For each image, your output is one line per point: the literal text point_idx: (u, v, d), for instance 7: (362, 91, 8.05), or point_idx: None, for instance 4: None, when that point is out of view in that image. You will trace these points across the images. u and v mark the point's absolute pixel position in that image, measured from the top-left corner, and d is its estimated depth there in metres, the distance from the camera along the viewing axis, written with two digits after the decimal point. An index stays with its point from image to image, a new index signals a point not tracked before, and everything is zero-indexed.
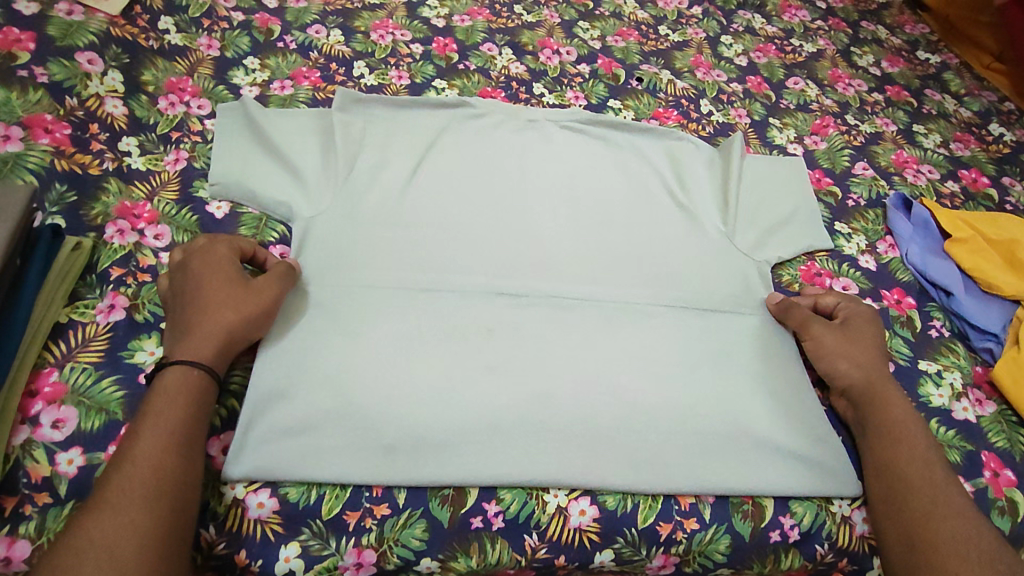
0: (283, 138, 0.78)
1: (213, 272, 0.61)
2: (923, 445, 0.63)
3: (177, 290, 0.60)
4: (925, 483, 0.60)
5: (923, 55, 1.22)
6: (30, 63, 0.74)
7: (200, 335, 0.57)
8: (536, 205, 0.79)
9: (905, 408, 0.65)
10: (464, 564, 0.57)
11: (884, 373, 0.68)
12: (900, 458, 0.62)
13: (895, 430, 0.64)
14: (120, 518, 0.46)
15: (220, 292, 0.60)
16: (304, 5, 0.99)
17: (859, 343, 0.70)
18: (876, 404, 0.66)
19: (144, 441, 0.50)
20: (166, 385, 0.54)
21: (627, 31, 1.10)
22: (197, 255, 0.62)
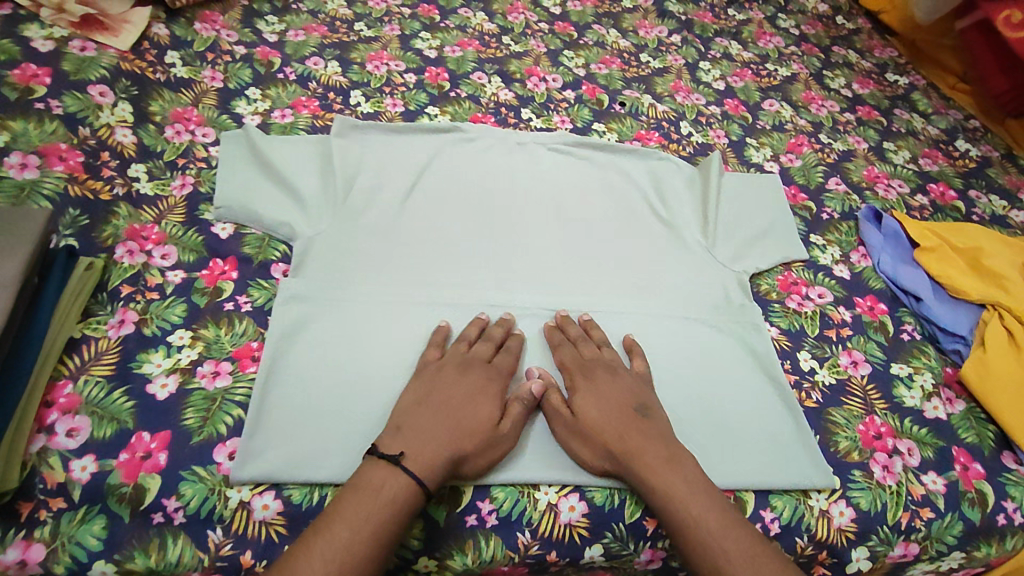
0: (285, 163, 0.82)
1: (489, 377, 0.65)
2: (650, 487, 0.58)
3: (457, 399, 0.61)
4: (703, 524, 0.55)
5: (892, 77, 1.29)
6: (46, 96, 0.78)
7: (423, 449, 0.56)
8: (525, 222, 0.83)
9: (654, 453, 0.59)
10: (460, 560, 0.59)
11: (619, 410, 0.63)
12: (679, 505, 0.56)
13: (644, 477, 0.58)
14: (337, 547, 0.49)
15: (472, 401, 0.61)
16: (302, 39, 1.04)
17: (586, 394, 0.64)
18: (626, 458, 0.59)
19: (388, 488, 0.53)
20: (385, 475, 0.54)
21: (610, 58, 1.16)
22: (475, 365, 0.65)
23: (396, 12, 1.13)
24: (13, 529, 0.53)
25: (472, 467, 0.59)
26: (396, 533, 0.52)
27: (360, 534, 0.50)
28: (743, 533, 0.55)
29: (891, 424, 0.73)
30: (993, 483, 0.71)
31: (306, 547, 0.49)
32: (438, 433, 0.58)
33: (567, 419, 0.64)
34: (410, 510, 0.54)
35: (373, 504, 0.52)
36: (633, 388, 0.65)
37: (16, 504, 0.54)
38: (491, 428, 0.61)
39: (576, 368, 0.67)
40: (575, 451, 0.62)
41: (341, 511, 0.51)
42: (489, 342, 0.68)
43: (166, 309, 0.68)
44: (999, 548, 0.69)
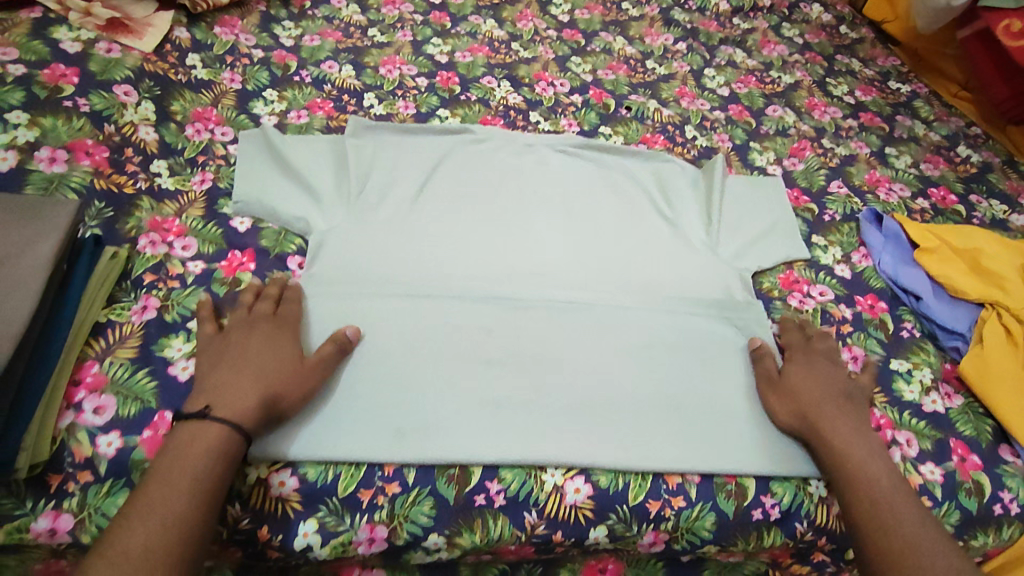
0: (301, 161, 0.85)
1: (275, 328, 0.66)
2: (831, 448, 0.65)
3: (243, 355, 0.62)
4: (878, 491, 0.61)
5: (894, 85, 1.31)
6: (74, 95, 0.81)
7: (229, 402, 0.58)
8: (533, 219, 0.86)
9: (846, 426, 0.66)
10: (468, 539, 0.61)
11: (827, 388, 0.70)
12: (860, 468, 0.63)
13: (827, 439, 0.65)
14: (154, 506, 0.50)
15: (263, 354, 0.63)
16: (318, 44, 1.08)
17: (800, 368, 0.72)
18: (815, 422, 0.67)
19: (196, 442, 0.54)
20: (191, 434, 0.55)
21: (616, 65, 1.19)
22: (252, 327, 0.65)
23: (409, 19, 1.17)
24: (43, 500, 0.56)
25: (287, 404, 0.61)
26: (218, 479, 0.54)
27: (172, 488, 0.51)
28: (915, 508, 0.60)
29: (890, 416, 0.74)
30: (990, 474, 0.72)
31: (124, 511, 0.50)
32: (239, 384, 0.59)
33: (775, 384, 0.72)
34: (229, 459, 0.55)
35: (186, 457, 0.53)
36: (840, 375, 0.71)
37: (45, 476, 0.57)
38: (296, 366, 0.63)
39: (796, 347, 0.75)
40: (774, 406, 0.70)
41: (155, 472, 0.53)
42: (266, 299, 0.68)
43: (187, 297, 0.71)
44: (997, 538, 0.70)
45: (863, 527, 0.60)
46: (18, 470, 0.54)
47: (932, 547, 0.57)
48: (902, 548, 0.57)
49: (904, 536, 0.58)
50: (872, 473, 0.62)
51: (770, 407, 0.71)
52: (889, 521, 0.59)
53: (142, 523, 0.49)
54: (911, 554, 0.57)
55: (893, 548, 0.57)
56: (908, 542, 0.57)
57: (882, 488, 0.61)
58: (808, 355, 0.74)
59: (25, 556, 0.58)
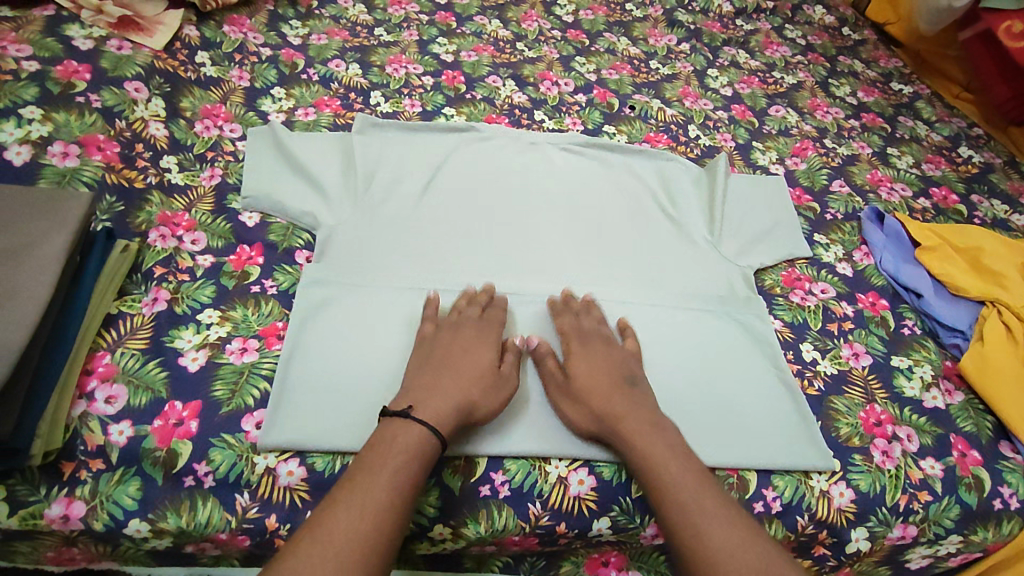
0: (309, 157, 0.86)
1: (482, 335, 0.69)
2: (636, 445, 0.61)
3: (448, 359, 0.65)
4: (686, 490, 0.57)
5: (897, 86, 1.32)
6: (86, 91, 0.82)
7: (433, 403, 0.60)
8: (537, 216, 0.87)
9: (643, 421, 0.63)
10: (474, 529, 0.62)
11: (612, 382, 0.66)
12: (662, 468, 0.59)
13: (630, 440, 0.61)
14: (359, 495, 0.52)
15: (468, 360, 0.65)
16: (325, 43, 1.09)
17: (582, 363, 0.68)
18: (614, 422, 0.63)
19: (402, 439, 0.56)
20: (400, 429, 0.57)
21: (620, 65, 1.20)
22: (453, 332, 0.68)
23: (414, 18, 1.18)
24: (56, 487, 0.57)
25: (479, 415, 0.63)
26: (415, 480, 0.55)
27: (376, 481, 0.53)
28: (719, 496, 0.57)
29: (890, 412, 0.75)
30: (990, 469, 0.73)
31: (330, 498, 0.52)
32: (444, 387, 0.62)
33: (563, 388, 0.67)
34: (424, 460, 0.56)
35: (389, 454, 0.55)
36: (619, 362, 0.69)
37: (58, 464, 0.58)
38: (494, 377, 0.65)
39: (572, 336, 0.71)
40: (565, 412, 0.66)
41: (361, 463, 0.55)
42: (474, 305, 0.71)
43: (197, 289, 0.72)
44: (996, 533, 0.71)
45: (673, 529, 0.56)
46: (32, 456, 0.55)
47: (739, 535, 0.54)
48: (709, 551, 0.53)
49: (714, 536, 0.54)
50: (678, 469, 0.59)
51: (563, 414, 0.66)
52: (698, 523, 0.55)
53: (348, 512, 0.50)
54: (713, 552, 0.53)
55: (700, 550, 0.54)
56: (711, 540, 0.54)
57: (688, 485, 0.58)
58: (571, 348, 0.70)
59: (37, 543, 0.59)
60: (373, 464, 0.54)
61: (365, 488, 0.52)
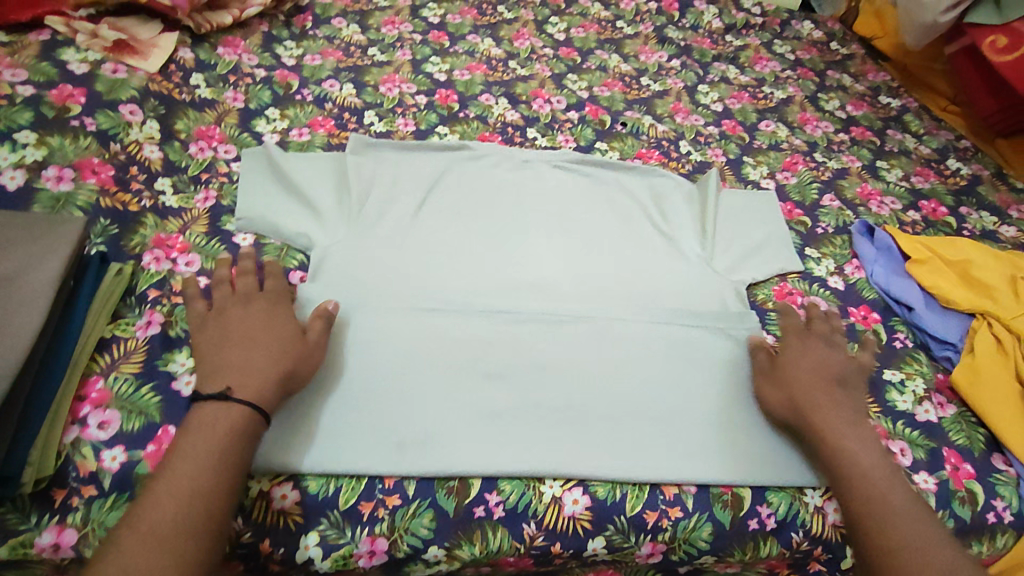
0: (303, 178, 0.86)
1: (272, 305, 0.68)
2: (818, 430, 0.65)
3: (237, 333, 0.63)
4: (870, 478, 0.61)
5: (885, 99, 1.33)
6: (81, 114, 0.83)
7: (248, 382, 0.59)
8: (531, 234, 0.87)
9: (840, 413, 0.66)
10: (468, 551, 0.62)
11: (821, 376, 0.70)
12: (851, 457, 0.63)
13: (820, 430, 0.65)
14: (180, 480, 0.51)
15: (262, 330, 0.64)
16: (319, 63, 1.10)
17: (795, 357, 0.72)
18: (805, 409, 0.67)
19: (224, 419, 0.56)
20: (216, 410, 0.57)
21: (612, 82, 1.21)
22: (231, 305, 0.66)
23: (408, 38, 1.19)
24: (48, 515, 0.57)
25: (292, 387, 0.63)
26: (240, 459, 0.55)
27: (199, 463, 0.53)
28: (906, 494, 0.60)
29: (885, 426, 0.76)
30: (983, 483, 0.73)
31: (148, 486, 0.52)
32: (255, 364, 0.61)
33: (772, 375, 0.72)
34: (249, 438, 0.57)
35: (210, 436, 0.55)
36: (837, 361, 0.72)
37: (50, 491, 0.58)
38: (297, 341, 0.65)
39: (796, 334, 0.75)
40: (766, 401, 0.71)
41: (178, 449, 0.54)
42: (248, 278, 0.69)
43: None
44: (991, 546, 0.71)
45: (847, 507, 0.60)
46: (24, 484, 0.55)
47: (923, 530, 0.57)
48: (879, 532, 0.57)
49: (886, 520, 0.58)
50: (873, 459, 0.63)
51: (764, 398, 0.71)
52: (872, 506, 0.59)
53: (170, 499, 0.50)
54: (887, 535, 0.57)
55: (877, 533, 0.58)
56: (890, 527, 0.57)
57: (873, 473, 0.61)
58: (795, 344, 0.74)
59: None
60: (194, 447, 0.54)
61: (187, 474, 0.52)
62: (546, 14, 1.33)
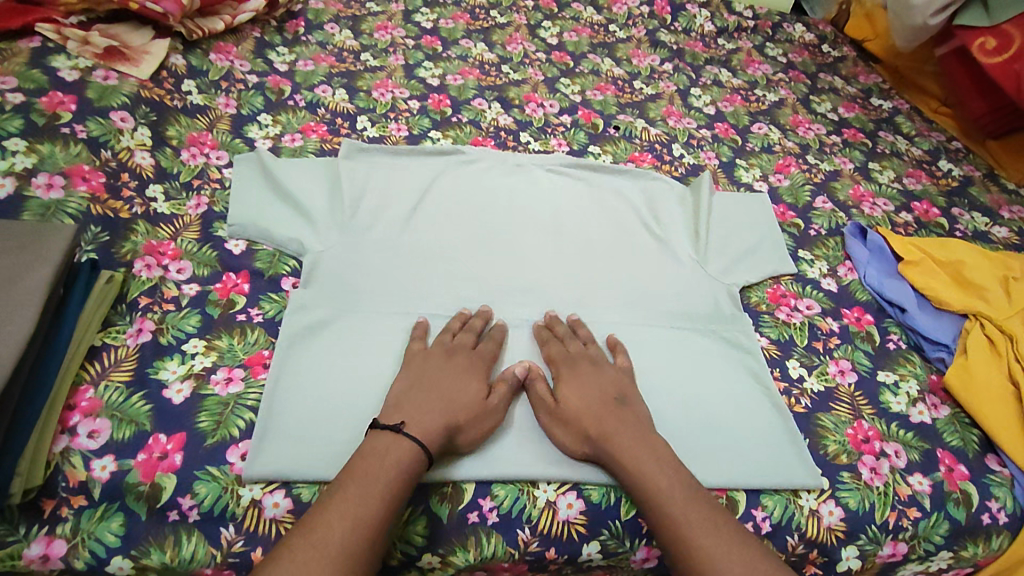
0: (295, 183, 0.86)
1: (474, 362, 0.70)
2: (627, 462, 0.62)
3: (421, 383, 0.66)
4: (669, 509, 0.58)
5: (877, 101, 1.34)
6: (72, 121, 0.83)
7: (417, 425, 0.61)
8: (524, 237, 0.87)
9: (634, 437, 0.64)
10: (462, 557, 0.62)
11: (595, 402, 0.67)
12: (656, 488, 0.60)
13: (620, 460, 0.62)
14: (350, 502, 0.54)
15: (458, 384, 0.66)
16: (311, 69, 1.10)
17: (571, 383, 0.69)
18: (601, 442, 0.64)
19: (394, 451, 0.58)
20: (391, 444, 0.59)
21: (605, 85, 1.22)
22: (438, 352, 0.69)
23: (401, 43, 1.20)
24: (37, 526, 0.57)
25: (465, 439, 0.64)
26: (403, 493, 0.57)
27: (368, 490, 0.55)
28: (708, 509, 0.59)
29: (878, 428, 0.76)
30: (977, 484, 0.73)
31: (324, 503, 0.54)
32: (431, 409, 0.63)
33: (550, 407, 0.68)
34: (414, 475, 0.58)
35: (381, 467, 0.57)
36: (608, 379, 0.70)
37: (39, 501, 0.57)
38: (483, 403, 0.66)
39: (561, 361, 0.71)
40: (556, 437, 0.66)
41: (354, 472, 0.56)
42: (469, 331, 0.73)
43: (182, 319, 0.72)
44: (986, 548, 0.71)
45: (665, 542, 0.58)
46: (12, 495, 0.55)
47: (725, 546, 0.56)
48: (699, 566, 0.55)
49: (707, 550, 0.55)
50: (675, 484, 0.60)
51: (552, 433, 0.67)
52: (688, 537, 0.56)
53: (341, 521, 0.52)
54: (708, 569, 0.54)
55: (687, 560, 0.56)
56: (698, 551, 0.56)
57: (673, 501, 0.59)
58: (561, 369, 0.71)
59: None
60: (361, 473, 0.56)
61: (358, 498, 0.54)
62: (539, 19, 1.34)
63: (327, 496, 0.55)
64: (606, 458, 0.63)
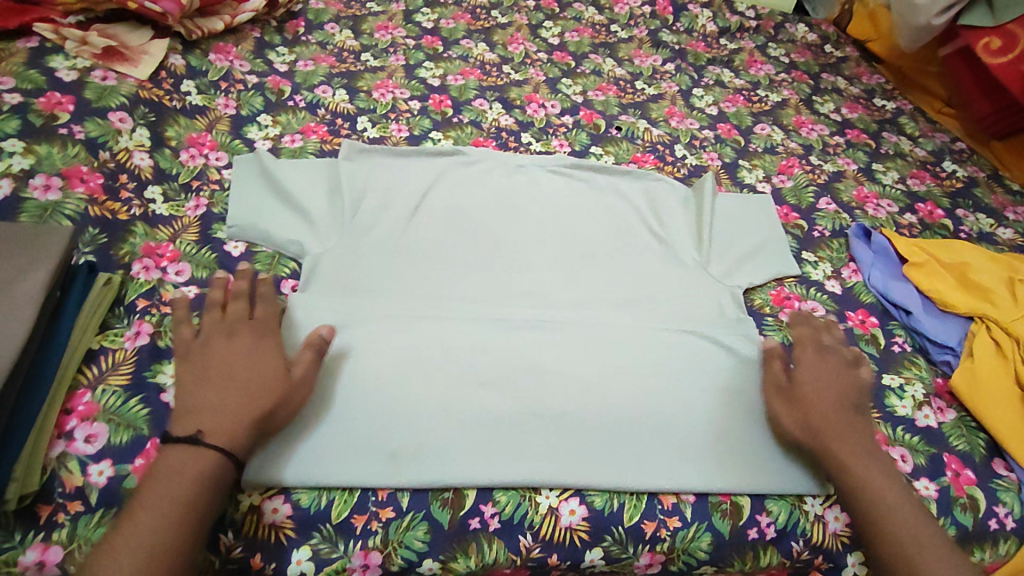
0: (295, 184, 0.85)
1: (257, 336, 0.66)
2: (848, 463, 0.64)
3: (201, 375, 0.61)
4: (890, 515, 0.61)
5: (880, 102, 1.33)
6: (70, 122, 0.82)
7: (219, 423, 0.58)
8: (526, 239, 0.87)
9: (864, 444, 0.66)
10: (463, 564, 0.62)
11: (837, 402, 0.68)
12: (878, 493, 0.62)
13: (847, 462, 0.64)
14: (141, 532, 0.51)
15: (245, 366, 0.62)
16: (311, 69, 1.09)
17: (810, 381, 0.70)
18: (829, 440, 0.66)
19: (187, 465, 0.55)
20: (182, 456, 0.55)
21: (607, 86, 1.21)
22: (217, 338, 0.64)
23: (401, 43, 1.19)
24: (32, 532, 0.56)
25: (279, 420, 0.61)
26: (205, 506, 0.54)
27: (161, 514, 0.52)
28: (925, 526, 0.61)
29: (884, 432, 0.75)
30: (984, 489, 0.72)
31: (111, 537, 0.51)
32: (229, 402, 0.59)
33: (786, 397, 0.70)
34: (218, 484, 0.56)
35: (176, 488, 0.53)
36: (848, 383, 0.71)
37: (35, 507, 0.57)
38: (282, 377, 0.63)
39: (811, 357, 0.73)
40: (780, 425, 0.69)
41: (145, 496, 0.53)
42: (239, 300, 0.68)
43: None
44: (994, 553, 0.70)
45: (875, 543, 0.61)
46: (8, 501, 0.54)
47: (941, 563, 0.58)
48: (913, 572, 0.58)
49: (920, 559, 0.59)
50: (898, 493, 0.63)
51: (778, 421, 0.69)
52: (902, 544, 0.60)
53: (132, 553, 0.50)
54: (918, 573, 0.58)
55: (900, 562, 0.59)
56: (914, 551, 0.59)
57: (895, 508, 0.62)
58: (810, 365, 0.72)
59: None
60: (153, 498, 0.53)
61: (150, 526, 0.51)
62: (540, 19, 1.33)
63: (120, 527, 0.51)
64: (828, 454, 0.66)
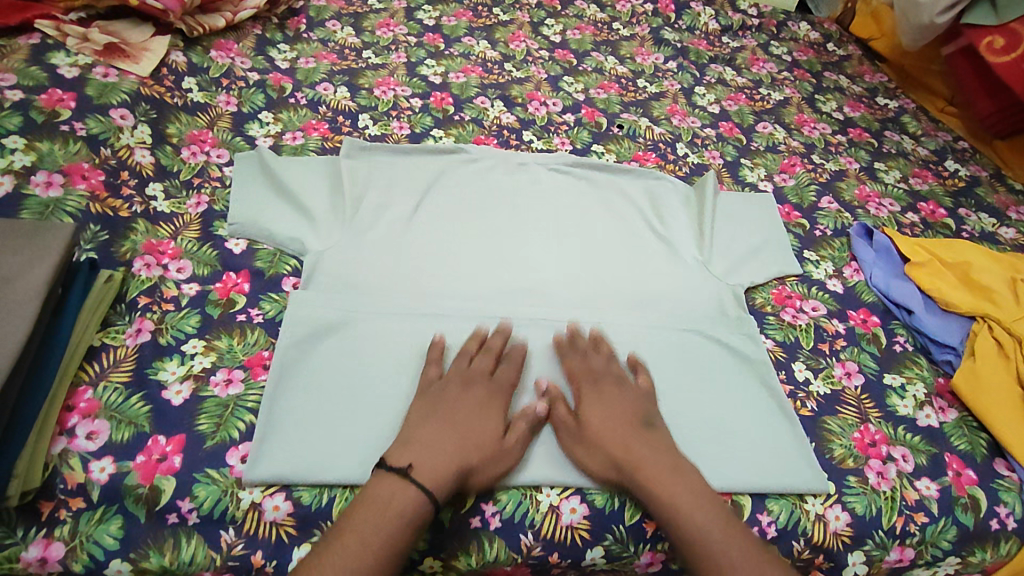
0: (296, 182, 0.85)
1: (492, 394, 0.67)
2: (652, 489, 0.61)
3: (428, 415, 0.64)
4: (715, 541, 0.57)
5: (882, 101, 1.33)
6: (71, 119, 0.82)
7: (434, 465, 0.59)
8: (527, 237, 0.87)
9: (662, 464, 0.62)
10: (465, 562, 0.62)
11: (619, 427, 0.65)
12: (687, 517, 0.59)
13: (652, 489, 0.61)
14: (347, 556, 0.52)
15: (470, 419, 0.64)
16: (312, 66, 1.09)
17: (594, 407, 0.67)
18: (626, 466, 0.62)
19: (395, 500, 0.56)
20: (401, 488, 0.57)
21: (608, 84, 1.21)
22: (456, 381, 0.67)
23: (403, 40, 1.19)
24: (34, 528, 0.56)
25: (476, 483, 0.61)
26: (404, 546, 0.55)
27: (368, 542, 0.53)
28: (745, 546, 0.57)
29: (885, 432, 0.75)
30: (985, 488, 0.72)
31: (319, 553, 0.52)
32: (444, 447, 0.60)
33: (569, 429, 0.66)
34: (419, 526, 0.56)
35: (381, 517, 0.55)
36: (626, 402, 0.68)
37: (37, 503, 0.57)
38: (498, 443, 0.63)
39: (584, 379, 0.70)
40: (581, 461, 0.65)
41: (353, 519, 0.55)
42: (488, 354, 0.70)
43: (182, 319, 0.71)
44: (994, 553, 0.71)
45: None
46: (10, 497, 0.54)
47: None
48: None
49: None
50: (714, 514, 0.59)
51: (578, 459, 0.65)
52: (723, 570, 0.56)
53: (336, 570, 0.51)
54: None
55: None
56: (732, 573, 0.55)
57: (711, 530, 0.58)
58: (587, 390, 0.69)
59: None
60: (361, 524, 0.54)
61: (352, 550, 0.52)
62: (542, 16, 1.33)
63: (326, 542, 0.53)
64: (636, 483, 0.62)
